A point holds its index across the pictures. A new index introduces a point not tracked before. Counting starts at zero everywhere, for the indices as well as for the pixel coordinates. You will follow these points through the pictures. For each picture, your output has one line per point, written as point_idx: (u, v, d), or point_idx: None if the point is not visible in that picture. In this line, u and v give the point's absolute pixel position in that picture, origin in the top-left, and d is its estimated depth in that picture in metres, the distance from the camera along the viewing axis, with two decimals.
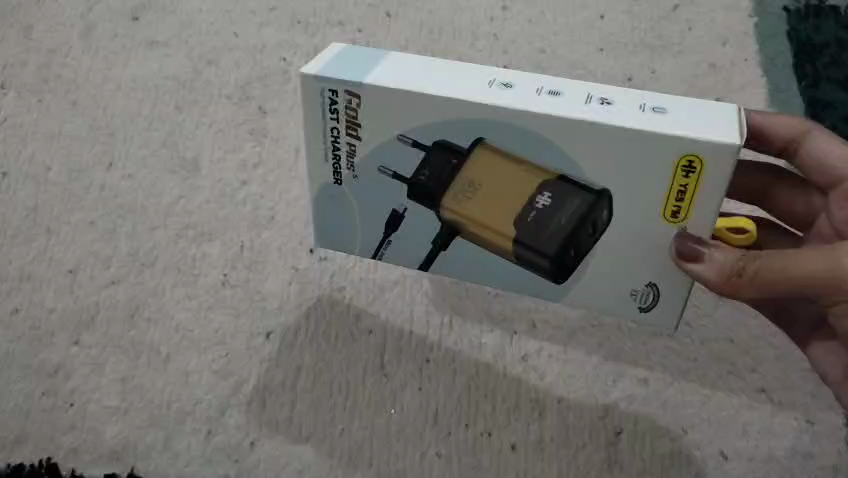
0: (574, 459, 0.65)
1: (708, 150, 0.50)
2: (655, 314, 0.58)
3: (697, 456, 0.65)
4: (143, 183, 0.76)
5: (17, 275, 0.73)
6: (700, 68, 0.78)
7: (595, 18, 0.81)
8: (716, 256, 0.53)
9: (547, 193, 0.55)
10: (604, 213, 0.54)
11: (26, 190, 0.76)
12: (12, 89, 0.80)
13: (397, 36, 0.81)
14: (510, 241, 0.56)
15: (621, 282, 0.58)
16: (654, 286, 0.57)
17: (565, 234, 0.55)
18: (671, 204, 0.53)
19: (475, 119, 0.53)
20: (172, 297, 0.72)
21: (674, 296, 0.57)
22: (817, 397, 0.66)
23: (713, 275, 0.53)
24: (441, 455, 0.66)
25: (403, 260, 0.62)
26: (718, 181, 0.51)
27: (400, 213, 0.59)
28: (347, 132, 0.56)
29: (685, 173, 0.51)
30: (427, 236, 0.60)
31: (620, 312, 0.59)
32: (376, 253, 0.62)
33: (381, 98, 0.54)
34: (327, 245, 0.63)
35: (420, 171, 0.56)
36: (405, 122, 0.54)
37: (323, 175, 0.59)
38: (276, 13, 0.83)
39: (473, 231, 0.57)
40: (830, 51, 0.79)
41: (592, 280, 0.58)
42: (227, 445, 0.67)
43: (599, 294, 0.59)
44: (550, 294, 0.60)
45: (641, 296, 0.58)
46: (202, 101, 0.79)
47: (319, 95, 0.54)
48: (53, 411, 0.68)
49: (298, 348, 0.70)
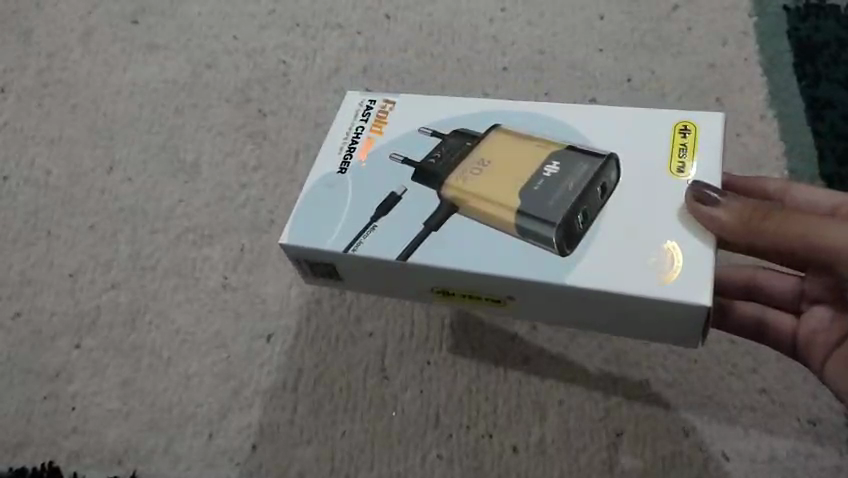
0: (577, 461, 0.65)
1: (702, 118, 0.54)
2: (683, 285, 0.47)
3: (700, 457, 0.65)
4: (143, 187, 0.76)
5: (18, 279, 0.74)
6: (700, 69, 0.78)
7: (594, 18, 0.81)
8: (732, 203, 0.49)
9: (555, 162, 0.52)
10: (611, 176, 0.52)
11: (26, 194, 0.77)
12: (13, 94, 0.81)
13: (396, 40, 0.81)
14: (514, 207, 0.51)
15: (636, 251, 0.49)
16: (670, 249, 0.49)
17: (573, 195, 0.50)
18: (675, 161, 0.52)
19: (491, 110, 0.58)
20: (173, 300, 0.72)
21: (698, 263, 0.48)
22: (817, 398, 0.66)
23: (732, 220, 0.49)
24: (442, 457, 0.65)
25: (381, 251, 0.51)
26: (716, 140, 0.53)
27: (397, 195, 0.53)
28: (370, 127, 0.58)
29: (683, 134, 0.53)
30: (417, 219, 0.52)
31: (640, 287, 0.48)
32: (352, 242, 0.52)
33: (410, 100, 0.59)
34: (301, 239, 0.54)
35: (432, 154, 0.55)
36: (427, 116, 0.58)
37: (330, 165, 0.56)
38: (275, 17, 0.83)
39: (471, 204, 0.52)
40: (829, 51, 0.78)
41: (603, 251, 0.49)
42: (227, 448, 0.67)
43: (612, 268, 0.49)
44: (558, 272, 0.49)
45: (658, 264, 0.48)
46: (202, 104, 0.79)
47: (356, 101, 0.59)
48: (54, 415, 0.68)
49: (299, 350, 0.70)
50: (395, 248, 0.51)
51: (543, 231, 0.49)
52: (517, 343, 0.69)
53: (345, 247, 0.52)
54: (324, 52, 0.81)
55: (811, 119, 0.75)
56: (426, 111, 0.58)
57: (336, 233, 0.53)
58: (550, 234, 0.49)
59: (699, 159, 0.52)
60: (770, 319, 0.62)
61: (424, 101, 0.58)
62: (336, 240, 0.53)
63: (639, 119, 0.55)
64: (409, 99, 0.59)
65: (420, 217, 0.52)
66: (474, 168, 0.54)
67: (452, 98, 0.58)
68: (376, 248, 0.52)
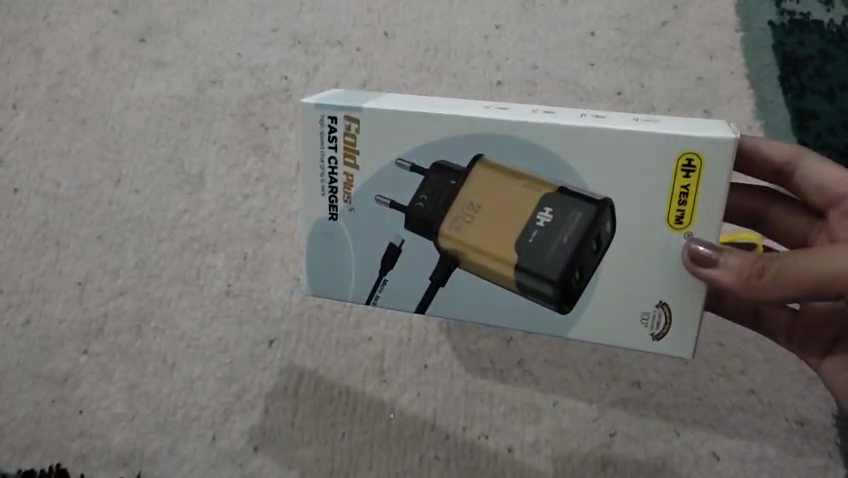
0: (569, 460, 0.68)
1: (712, 147, 0.48)
2: (669, 341, 0.52)
3: (690, 456, 0.68)
4: (149, 198, 0.79)
5: (28, 287, 0.76)
6: (688, 83, 0.81)
7: (585, 35, 0.83)
8: (730, 261, 0.50)
9: (548, 210, 0.51)
10: (607, 225, 0.50)
11: (36, 205, 0.79)
12: (24, 109, 0.83)
13: (394, 56, 0.83)
14: (511, 265, 0.52)
15: (631, 308, 0.52)
16: (664, 307, 0.52)
17: (567, 253, 0.51)
18: (675, 209, 0.50)
19: (473, 135, 0.51)
20: (178, 306, 0.75)
21: (687, 319, 0.52)
22: (806, 397, 0.67)
23: (728, 276, 0.50)
24: (439, 458, 0.69)
25: (397, 304, 0.56)
26: (722, 177, 0.49)
27: (397, 247, 0.54)
28: (344, 161, 0.53)
29: (686, 171, 0.49)
30: (423, 272, 0.54)
31: (629, 343, 0.53)
32: (371, 297, 0.56)
33: (380, 121, 0.52)
34: (318, 293, 0.57)
35: (418, 196, 0.53)
36: (402, 146, 0.52)
37: (319, 210, 0.55)
38: (278, 34, 0.84)
39: (469, 259, 0.53)
40: (814, 64, 0.80)
41: (600, 308, 0.53)
42: (232, 449, 0.71)
43: (607, 324, 0.53)
44: (559, 328, 0.54)
45: (651, 321, 0.52)
46: (206, 118, 0.81)
47: (318, 124, 0.53)
48: (63, 418, 0.73)
49: (300, 354, 0.72)
50: (410, 301, 0.55)
51: (541, 292, 0.52)
52: (512, 344, 0.70)
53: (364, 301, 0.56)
54: (324, 67, 0.83)
55: (797, 129, 0.79)
56: (402, 139, 0.52)
57: (350, 286, 0.56)
58: (547, 295, 0.52)
59: (700, 204, 0.49)
60: (765, 310, 0.63)
61: (396, 123, 0.52)
62: (354, 293, 0.56)
63: (637, 149, 0.49)
64: (377, 121, 0.52)
65: (426, 270, 0.54)
66: (466, 213, 0.54)
67: (426, 120, 0.52)
68: (392, 302, 0.56)
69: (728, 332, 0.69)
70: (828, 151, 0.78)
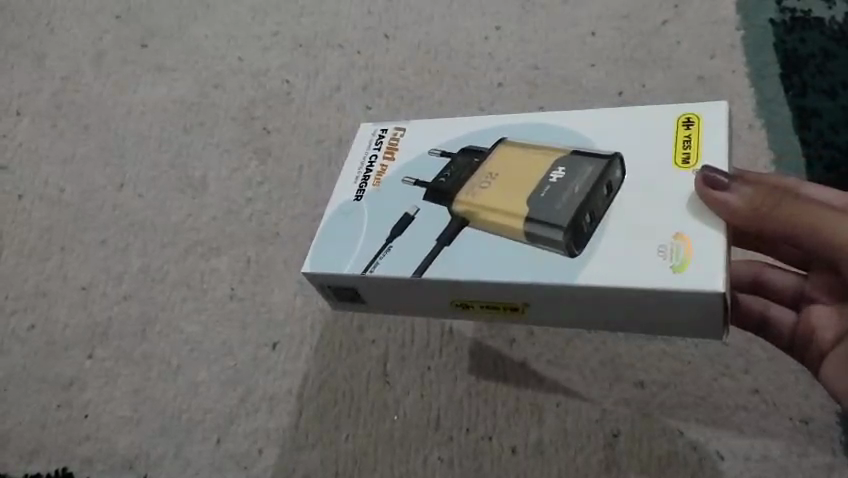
0: (574, 461, 0.67)
1: (707, 110, 0.53)
2: (695, 272, 0.45)
3: (696, 456, 0.66)
4: (153, 202, 0.79)
5: (33, 292, 0.77)
6: (689, 81, 0.80)
7: (586, 35, 0.83)
8: (744, 190, 0.49)
9: (560, 167, 0.52)
10: (617, 173, 0.51)
11: (41, 211, 0.80)
12: (28, 115, 0.84)
13: (394, 58, 0.83)
14: (522, 216, 0.50)
15: (647, 244, 0.47)
16: (683, 241, 0.47)
17: (578, 198, 0.49)
18: (680, 153, 0.51)
19: (499, 127, 0.57)
20: (182, 310, 0.75)
21: (710, 250, 0.46)
22: (809, 397, 0.68)
23: (742, 204, 0.48)
24: (443, 459, 0.68)
25: (398, 268, 0.51)
26: (721, 127, 0.52)
27: (410, 215, 0.53)
28: (384, 156, 0.58)
29: (686, 127, 0.52)
30: (431, 236, 0.52)
31: (651, 279, 0.46)
32: (369, 264, 0.52)
33: (421, 125, 0.59)
34: (322, 266, 0.54)
35: (441, 174, 0.55)
36: (436, 139, 0.58)
37: (347, 193, 0.57)
38: (278, 38, 0.85)
39: (482, 215, 0.52)
40: (815, 61, 0.80)
41: (614, 248, 0.48)
42: (236, 452, 0.70)
43: (622, 263, 0.47)
44: (569, 272, 0.48)
45: (671, 255, 0.47)
46: (209, 123, 0.82)
47: (369, 133, 0.60)
48: (68, 422, 0.72)
49: (304, 357, 0.73)
50: (410, 264, 0.51)
51: (553, 235, 0.48)
52: (515, 346, 0.72)
53: (364, 269, 0.52)
54: (326, 70, 0.83)
55: (797, 127, 0.77)
56: (435, 132, 0.58)
57: (354, 257, 0.53)
58: (558, 236, 0.48)
59: (705, 149, 0.51)
60: (769, 312, 0.63)
61: (431, 125, 0.59)
62: (354, 262, 0.53)
63: (644, 120, 0.54)
64: (417, 126, 0.59)
65: (434, 233, 0.52)
66: (483, 182, 0.54)
67: (459, 120, 0.58)
68: (393, 266, 0.51)
69: (731, 334, 0.71)
70: (830, 150, 0.75)
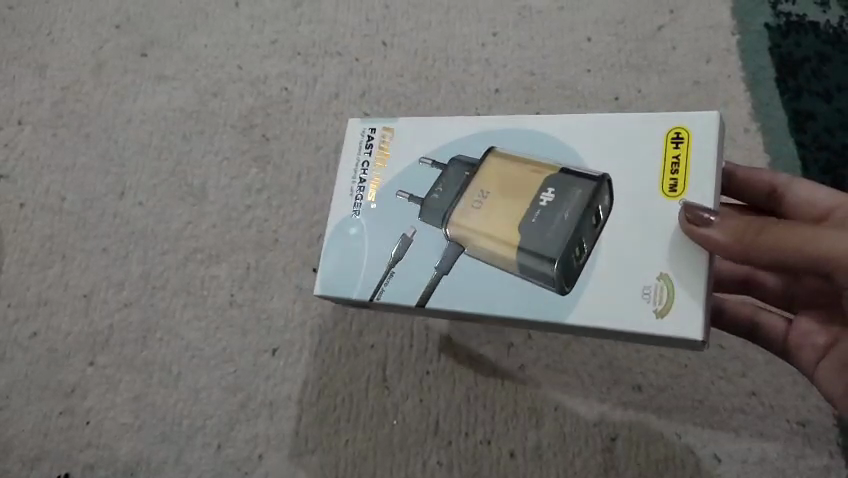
0: (572, 465, 0.68)
1: (697, 123, 0.51)
2: (675, 318, 0.47)
3: (695, 459, 0.67)
4: (153, 210, 0.80)
5: (34, 300, 0.77)
6: (685, 86, 0.81)
7: (581, 41, 0.84)
8: (725, 223, 0.48)
9: (550, 189, 0.52)
10: (606, 199, 0.51)
11: (42, 219, 0.80)
12: (29, 125, 0.84)
13: (392, 65, 0.84)
14: (514, 244, 0.51)
15: (633, 282, 0.49)
16: (667, 280, 0.48)
17: (567, 228, 0.50)
18: (667, 178, 0.51)
19: (489, 133, 0.57)
20: (182, 317, 0.76)
21: (692, 293, 0.48)
22: (806, 399, 0.68)
23: (724, 238, 0.48)
24: (442, 464, 0.69)
25: (402, 297, 0.54)
26: (710, 146, 0.50)
27: (409, 238, 0.55)
28: (376, 164, 0.58)
29: (675, 144, 0.51)
30: (431, 261, 0.54)
31: (632, 320, 0.48)
32: (376, 291, 0.55)
33: (412, 128, 0.58)
34: (330, 291, 0.56)
35: (434, 189, 0.55)
36: (426, 146, 0.57)
37: (343, 208, 0.58)
38: (277, 46, 0.86)
39: (473, 239, 0.52)
40: (810, 65, 0.80)
41: (600, 285, 0.50)
42: (237, 457, 0.70)
43: (607, 302, 0.49)
44: (557, 310, 0.50)
45: (654, 296, 0.48)
46: (209, 131, 0.83)
47: (360, 134, 0.59)
48: (70, 429, 0.73)
49: (303, 362, 0.73)
50: (414, 292, 0.53)
51: (543, 268, 0.50)
52: (513, 351, 0.72)
53: (371, 297, 0.55)
54: (324, 78, 0.84)
55: (794, 133, 0.78)
56: (426, 139, 0.57)
57: (359, 282, 0.55)
58: (548, 271, 0.50)
59: (692, 171, 0.50)
60: (760, 317, 0.64)
61: (421, 128, 0.58)
62: (360, 289, 0.55)
63: (633, 131, 0.53)
64: (407, 128, 0.58)
65: (433, 258, 0.54)
66: (475, 200, 0.54)
67: (449, 124, 0.57)
68: (398, 294, 0.54)
69: (727, 335, 0.71)
70: (827, 154, 0.77)
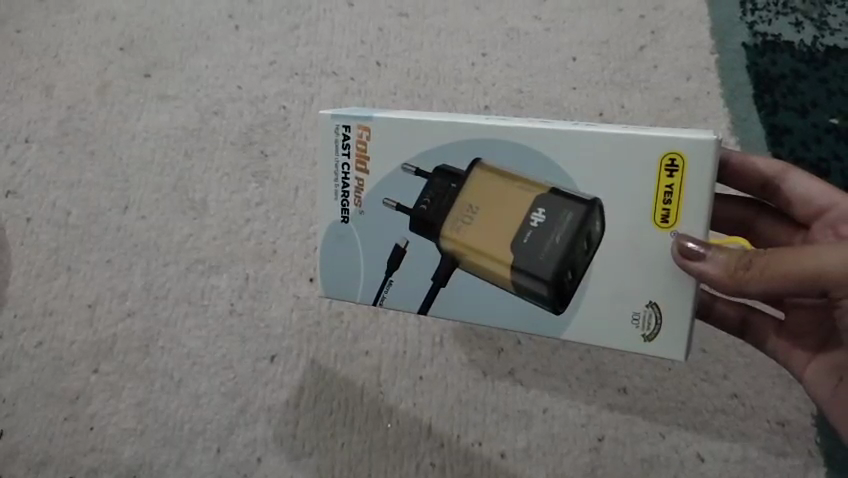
0: (559, 464, 0.72)
1: (692, 149, 0.51)
2: (662, 342, 0.54)
3: (676, 457, 0.71)
4: (155, 224, 0.83)
5: (40, 310, 0.80)
6: (666, 102, 0.85)
7: (567, 60, 0.87)
8: (718, 257, 0.51)
9: (541, 211, 0.54)
10: (598, 224, 0.53)
11: (48, 233, 0.83)
12: (36, 143, 0.87)
13: (386, 84, 0.87)
14: (508, 266, 0.54)
15: (624, 308, 0.54)
16: (655, 308, 0.53)
17: (559, 251, 0.53)
18: (660, 207, 0.52)
19: (473, 139, 0.55)
20: (184, 326, 0.79)
21: (677, 320, 0.53)
22: (785, 399, 0.71)
23: (716, 272, 0.51)
24: (435, 465, 0.72)
25: (404, 304, 0.59)
26: (704, 176, 0.51)
27: (401, 248, 0.58)
28: (356, 167, 0.58)
29: (670, 172, 0.51)
30: (426, 272, 0.58)
31: (622, 342, 0.55)
32: (377, 297, 0.59)
33: (390, 129, 0.56)
34: (334, 293, 0.61)
35: (422, 199, 0.56)
36: (408, 152, 0.56)
37: (331, 212, 0.59)
38: (276, 67, 0.88)
39: (468, 257, 0.56)
40: (786, 82, 0.85)
41: (593, 310, 0.55)
42: (236, 461, 0.75)
43: (600, 325, 0.55)
44: (554, 329, 0.56)
45: (643, 321, 0.54)
46: (209, 148, 0.85)
47: (333, 131, 0.57)
48: (74, 435, 0.77)
49: (300, 369, 0.76)
50: (415, 301, 0.58)
51: (537, 289, 0.54)
52: (503, 356, 0.74)
53: (373, 301, 0.60)
54: (320, 96, 0.87)
55: (771, 146, 0.82)
56: (407, 143, 0.56)
57: (360, 287, 0.60)
58: (543, 292, 0.54)
59: (686, 201, 0.51)
60: (752, 318, 0.66)
61: (401, 129, 0.56)
62: (362, 294, 0.60)
63: (622, 146, 0.52)
64: (387, 128, 0.56)
65: (429, 270, 0.57)
66: (466, 215, 0.57)
67: (433, 128, 0.56)
68: (399, 301, 0.59)
69: (708, 339, 0.73)
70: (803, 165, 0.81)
